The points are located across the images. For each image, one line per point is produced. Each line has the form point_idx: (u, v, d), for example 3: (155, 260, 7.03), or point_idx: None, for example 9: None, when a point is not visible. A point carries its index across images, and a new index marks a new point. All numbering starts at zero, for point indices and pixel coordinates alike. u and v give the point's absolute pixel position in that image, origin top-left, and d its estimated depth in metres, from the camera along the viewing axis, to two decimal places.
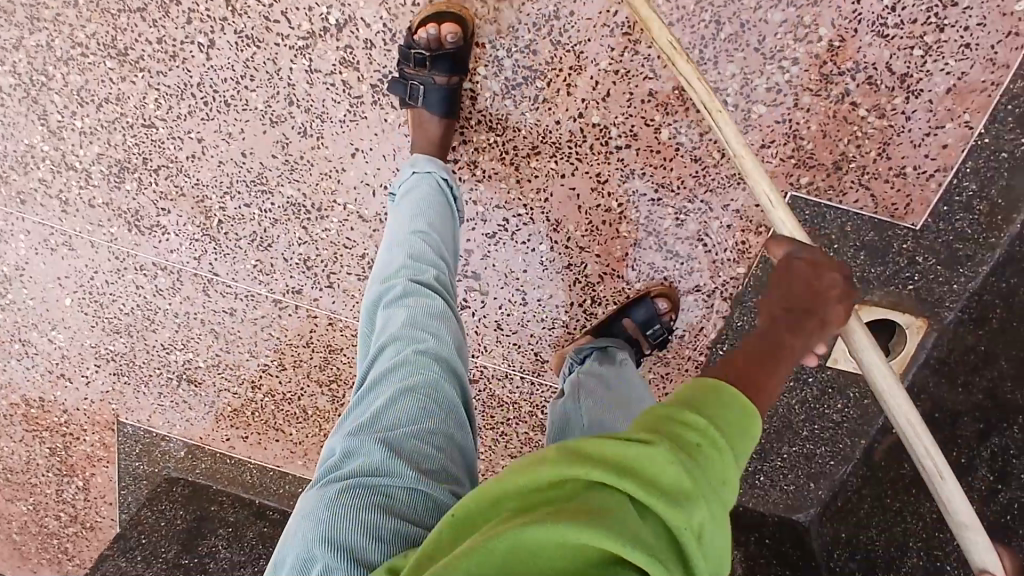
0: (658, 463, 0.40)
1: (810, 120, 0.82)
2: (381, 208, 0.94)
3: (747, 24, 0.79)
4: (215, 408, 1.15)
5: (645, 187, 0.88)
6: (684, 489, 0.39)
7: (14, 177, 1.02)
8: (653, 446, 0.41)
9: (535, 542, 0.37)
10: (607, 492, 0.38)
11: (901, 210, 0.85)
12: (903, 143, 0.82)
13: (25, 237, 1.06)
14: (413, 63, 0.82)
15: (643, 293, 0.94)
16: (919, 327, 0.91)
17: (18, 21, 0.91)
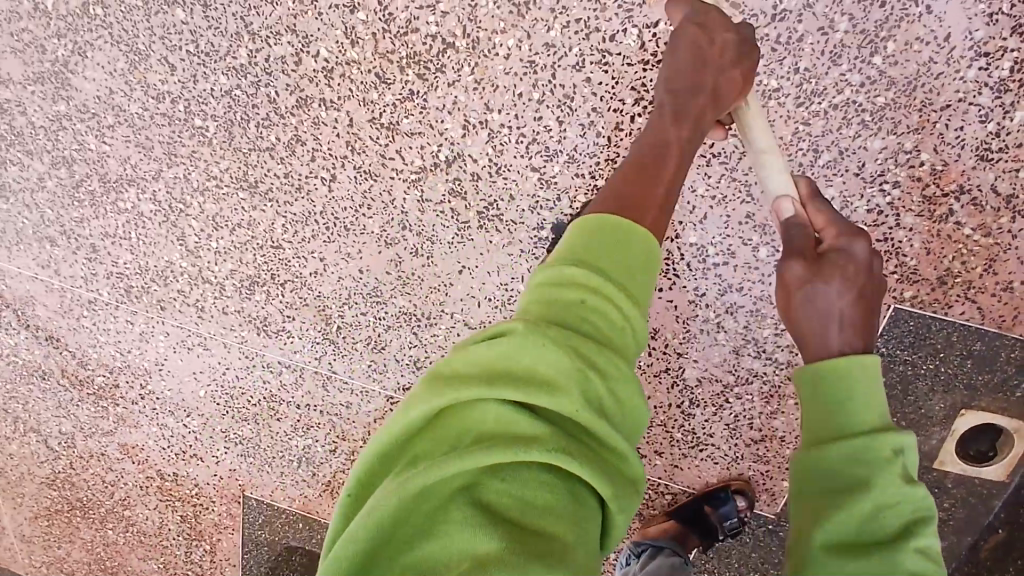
0: (545, 354, 0.56)
1: (913, 238, 0.83)
2: (485, 316, 1.00)
3: (845, 151, 0.81)
4: (329, 487, 1.23)
5: (743, 299, 0.91)
6: (560, 375, 0.56)
7: (155, 288, 1.14)
8: (520, 340, 0.57)
9: (451, 477, 0.55)
10: (493, 416, 0.56)
11: (1010, 322, 0.85)
12: (1012, 259, 0.82)
13: (165, 338, 1.18)
14: None
15: (723, 485, 1.02)
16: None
17: (155, 154, 1.05)
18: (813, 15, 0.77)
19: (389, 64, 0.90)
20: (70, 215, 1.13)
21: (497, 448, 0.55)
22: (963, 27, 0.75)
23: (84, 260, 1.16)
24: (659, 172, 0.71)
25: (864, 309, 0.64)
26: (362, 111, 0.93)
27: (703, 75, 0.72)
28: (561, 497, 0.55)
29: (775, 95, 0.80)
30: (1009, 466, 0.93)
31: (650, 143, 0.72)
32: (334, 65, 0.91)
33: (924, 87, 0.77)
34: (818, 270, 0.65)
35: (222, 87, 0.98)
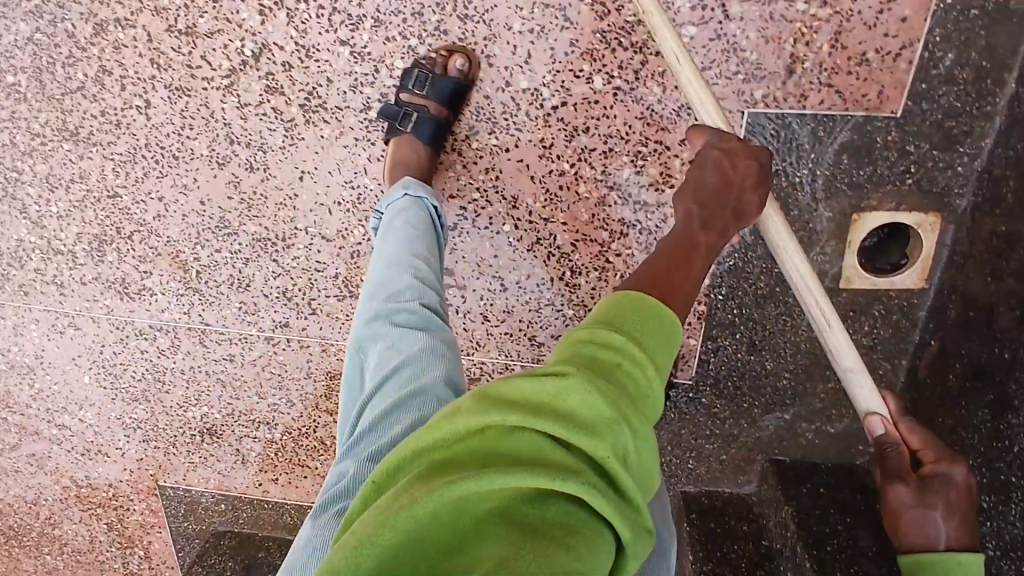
0: (582, 395, 0.41)
1: (747, 28, 0.79)
2: (341, 224, 0.92)
3: None
4: (241, 455, 1.16)
5: (594, 142, 0.84)
6: (603, 418, 0.40)
7: (13, 272, 1.07)
8: (572, 377, 0.42)
9: (471, 500, 0.38)
10: (529, 442, 0.39)
11: (876, 102, 0.80)
12: (856, 27, 0.78)
13: (36, 326, 1.11)
14: (412, 84, 0.82)
15: None
16: (933, 223, 0.84)
17: None
18: None
19: None
20: None
21: (538, 481, 0.37)
22: None
23: None
24: (698, 259, 0.64)
25: (969, 523, 0.63)
26: (157, 22, 0.86)
27: (729, 180, 0.66)
28: (594, 534, 0.38)
29: None
30: (922, 272, 0.87)
31: (665, 262, 0.62)
32: None
33: None
34: (924, 491, 0.63)
35: (21, 33, 0.90)
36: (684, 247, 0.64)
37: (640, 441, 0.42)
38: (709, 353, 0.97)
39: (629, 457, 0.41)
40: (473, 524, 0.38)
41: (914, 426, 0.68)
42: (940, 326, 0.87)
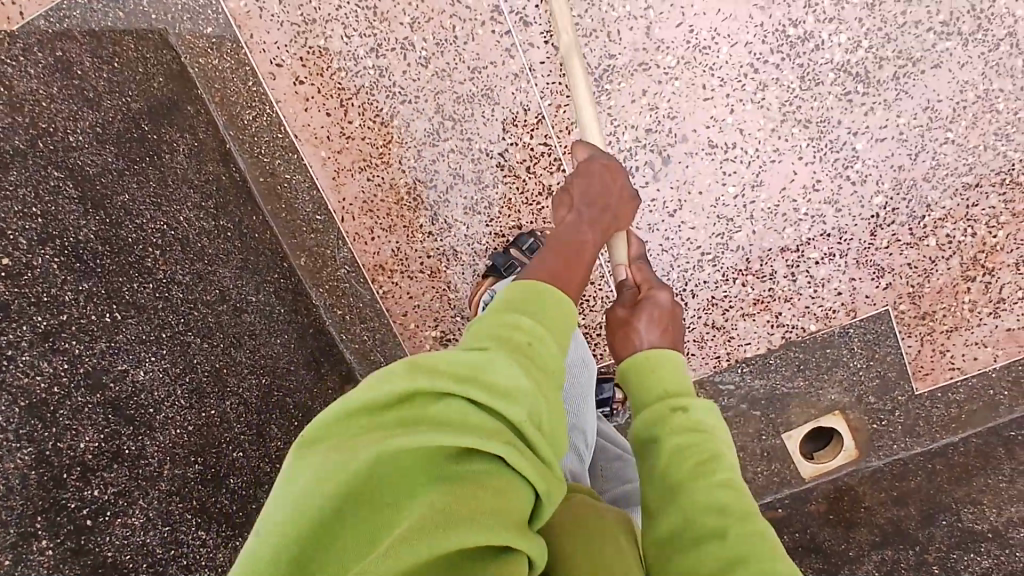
0: (494, 368, 0.45)
1: (943, 275, 1.04)
2: (675, 63, 0.97)
3: (979, 179, 0.99)
4: (304, 27, 0.97)
5: (829, 217, 1.02)
6: (519, 386, 0.45)
7: None
8: (486, 355, 0.46)
9: (402, 453, 0.41)
10: (450, 407, 0.43)
11: (920, 373, 1.08)
12: (963, 337, 1.07)
13: None
14: (522, 247, 1.01)
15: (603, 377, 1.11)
16: (850, 455, 1.12)
17: None
18: None
19: None
20: None
21: (454, 426, 0.42)
22: None
23: None
24: (586, 250, 0.70)
25: (667, 328, 0.73)
26: None
27: (610, 187, 0.79)
28: (517, 494, 0.42)
29: (995, 111, 0.96)
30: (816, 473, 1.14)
31: (567, 248, 0.69)
32: None
33: None
34: (636, 312, 0.74)
35: None
36: (576, 240, 0.71)
37: (553, 407, 0.47)
38: None
39: (545, 427, 0.46)
40: (381, 487, 0.41)
41: (642, 268, 0.83)
42: (794, 505, 1.13)
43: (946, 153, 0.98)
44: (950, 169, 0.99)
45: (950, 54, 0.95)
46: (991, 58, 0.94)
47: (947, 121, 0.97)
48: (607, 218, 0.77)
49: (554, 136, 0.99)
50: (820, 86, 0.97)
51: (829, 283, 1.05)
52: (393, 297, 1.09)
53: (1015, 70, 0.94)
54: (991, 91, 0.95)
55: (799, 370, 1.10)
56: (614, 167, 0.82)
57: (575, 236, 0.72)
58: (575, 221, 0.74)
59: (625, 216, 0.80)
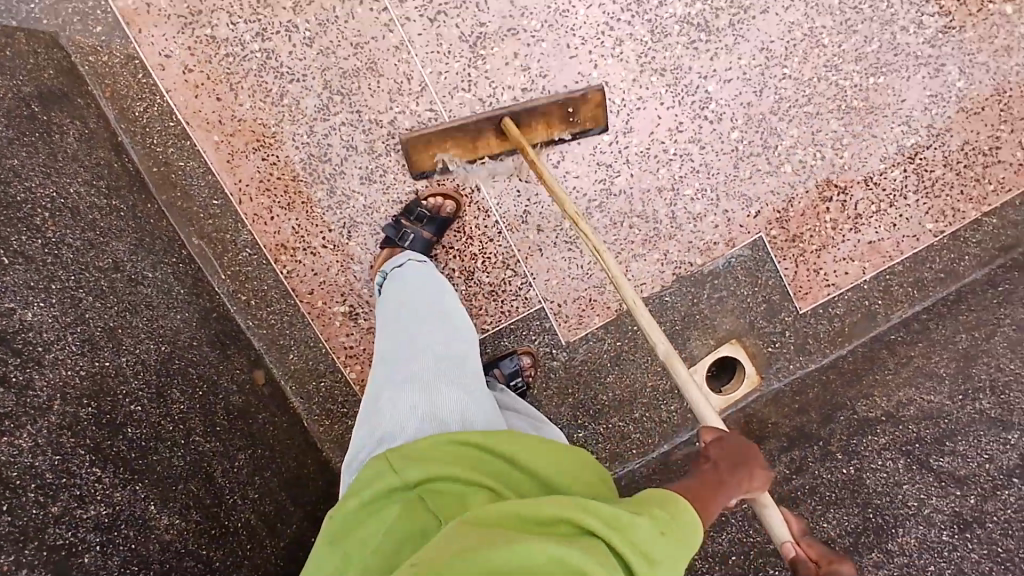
0: (641, 532, 0.53)
1: (804, 198, 1.15)
2: (539, 27, 1.07)
3: (817, 108, 1.12)
4: (193, 18, 1.04)
5: (695, 156, 1.13)
6: (642, 541, 0.52)
7: None
8: (637, 521, 0.54)
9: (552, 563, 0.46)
10: (590, 539, 0.49)
11: (800, 294, 1.18)
12: (832, 254, 1.17)
13: None
14: (411, 216, 1.07)
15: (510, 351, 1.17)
16: (753, 381, 1.19)
17: None
18: (879, 28, 1.11)
19: None
20: None
21: (578, 544, 0.48)
22: (911, 105, 1.13)
23: None
24: (710, 505, 0.69)
25: None
26: None
27: (740, 455, 0.76)
28: None
29: (820, 48, 1.11)
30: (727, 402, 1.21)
31: (691, 495, 0.68)
32: None
33: (879, 114, 1.13)
34: None
35: None
36: (702, 493, 0.69)
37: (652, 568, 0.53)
38: (592, 338, 1.18)
39: None
40: None
41: (813, 542, 0.79)
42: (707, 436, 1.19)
43: (785, 87, 1.11)
44: (793, 99, 1.12)
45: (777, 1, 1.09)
46: (810, 2, 1.10)
47: (783, 59, 1.11)
48: (745, 475, 0.74)
49: (439, 102, 1.07)
50: (670, 38, 1.09)
51: (706, 217, 1.15)
52: (299, 276, 1.11)
53: (829, 11, 1.10)
54: (813, 30, 1.10)
55: (693, 304, 1.18)
56: (752, 447, 0.78)
57: (710, 487, 0.71)
58: (720, 487, 0.72)
59: (760, 485, 0.75)
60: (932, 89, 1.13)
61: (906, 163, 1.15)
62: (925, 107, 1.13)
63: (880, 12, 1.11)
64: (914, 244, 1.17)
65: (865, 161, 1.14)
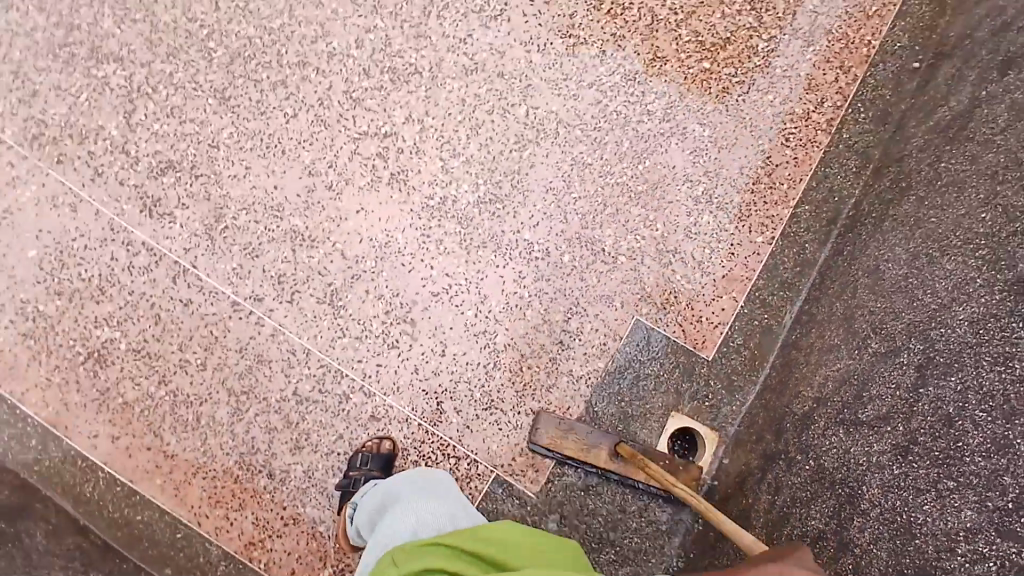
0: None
1: (649, 274, 1.33)
2: (374, 262, 1.28)
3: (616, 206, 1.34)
4: (104, 397, 1.23)
5: (548, 288, 1.31)
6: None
7: (66, 142, 1.27)
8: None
9: None
10: None
11: (699, 344, 1.33)
12: (700, 300, 1.34)
13: (36, 190, 1.26)
14: (357, 464, 1.19)
15: None
16: (711, 437, 1.31)
17: (136, 45, 1.30)
18: (626, 128, 1.36)
19: (368, 62, 1.33)
20: (33, 60, 1.29)
21: None
22: (682, 166, 1.36)
23: (12, 99, 1.28)
24: None
25: None
26: (342, 84, 1.32)
27: None
28: None
29: (590, 165, 1.35)
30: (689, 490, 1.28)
31: None
32: (332, 49, 1.32)
33: (664, 185, 1.36)
34: None
35: (247, 34, 1.32)
36: None
37: None
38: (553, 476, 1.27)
39: None
40: None
41: None
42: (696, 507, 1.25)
43: (581, 205, 1.34)
44: (592, 210, 1.34)
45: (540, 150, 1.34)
46: (564, 138, 1.35)
47: (568, 186, 1.34)
48: None
49: (325, 356, 1.26)
50: (476, 217, 1.32)
51: (584, 330, 1.31)
52: (274, 561, 1.20)
53: (581, 137, 1.35)
54: (577, 156, 1.35)
55: (616, 402, 1.30)
56: None
57: None
58: None
59: None
60: (691, 146, 1.37)
61: (708, 207, 1.36)
62: (694, 161, 1.36)
63: (615, 119, 1.36)
64: (758, 257, 1.35)
65: (676, 222, 1.35)
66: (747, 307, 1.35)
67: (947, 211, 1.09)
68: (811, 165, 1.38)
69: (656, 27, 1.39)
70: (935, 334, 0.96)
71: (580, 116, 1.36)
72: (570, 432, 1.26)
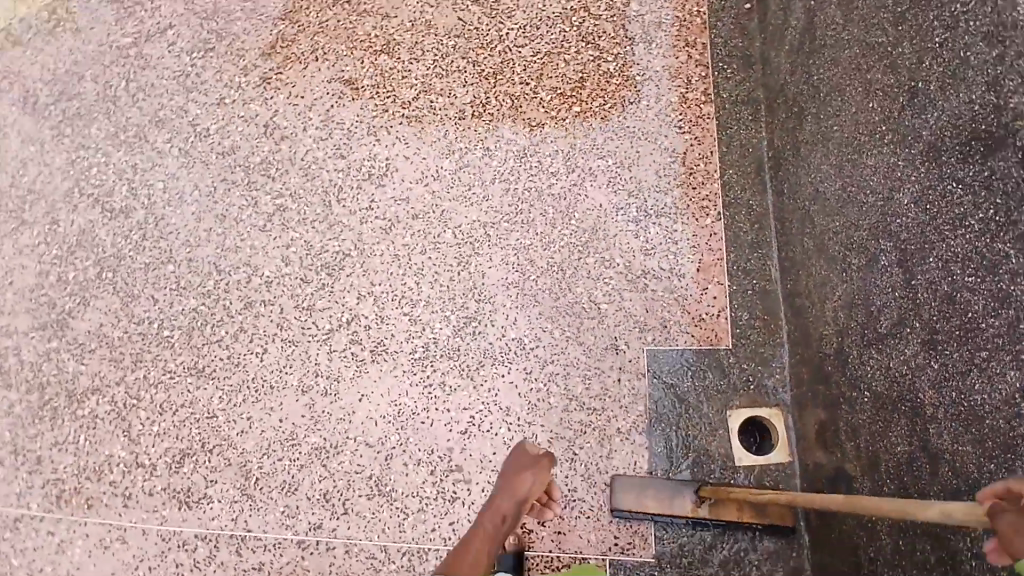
0: None
1: (635, 305, 1.37)
2: (398, 434, 1.32)
3: (572, 265, 1.39)
4: None
5: (557, 368, 1.34)
6: None
7: (88, 485, 1.33)
8: None
9: None
10: None
11: (715, 338, 1.35)
12: (692, 301, 1.37)
13: (82, 542, 1.30)
14: None
15: None
16: (778, 412, 1.32)
17: (106, 370, 1.38)
18: (542, 198, 1.43)
19: (302, 270, 1.41)
20: (26, 433, 1.35)
21: None
22: (608, 201, 1.43)
23: (25, 475, 1.34)
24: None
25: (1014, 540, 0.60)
26: (289, 300, 1.39)
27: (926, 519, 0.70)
28: None
29: (532, 244, 1.41)
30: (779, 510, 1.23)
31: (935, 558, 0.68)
32: (267, 277, 1.41)
33: (603, 225, 1.42)
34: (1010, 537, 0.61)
35: (191, 306, 1.40)
36: None
37: None
38: (660, 531, 1.26)
39: None
40: None
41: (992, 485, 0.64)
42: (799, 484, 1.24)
43: (544, 283, 1.39)
44: (555, 280, 1.39)
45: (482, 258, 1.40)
46: (497, 236, 1.41)
47: (524, 273, 1.39)
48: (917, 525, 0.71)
49: (402, 542, 1.27)
50: (462, 346, 1.36)
51: (609, 385, 1.33)
52: None
53: (510, 228, 1.42)
54: (517, 243, 1.41)
55: (674, 431, 1.31)
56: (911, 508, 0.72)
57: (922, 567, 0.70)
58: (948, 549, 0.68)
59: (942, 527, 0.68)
60: (606, 181, 1.44)
61: (649, 222, 1.42)
62: (615, 191, 1.43)
63: (530, 195, 1.43)
64: (717, 235, 1.41)
65: (631, 249, 1.40)
66: (734, 283, 1.38)
67: (843, 115, 1.14)
68: (712, 136, 1.46)
69: (520, 102, 1.49)
70: (895, 227, 0.99)
71: (500, 210, 1.43)
72: (645, 494, 1.26)
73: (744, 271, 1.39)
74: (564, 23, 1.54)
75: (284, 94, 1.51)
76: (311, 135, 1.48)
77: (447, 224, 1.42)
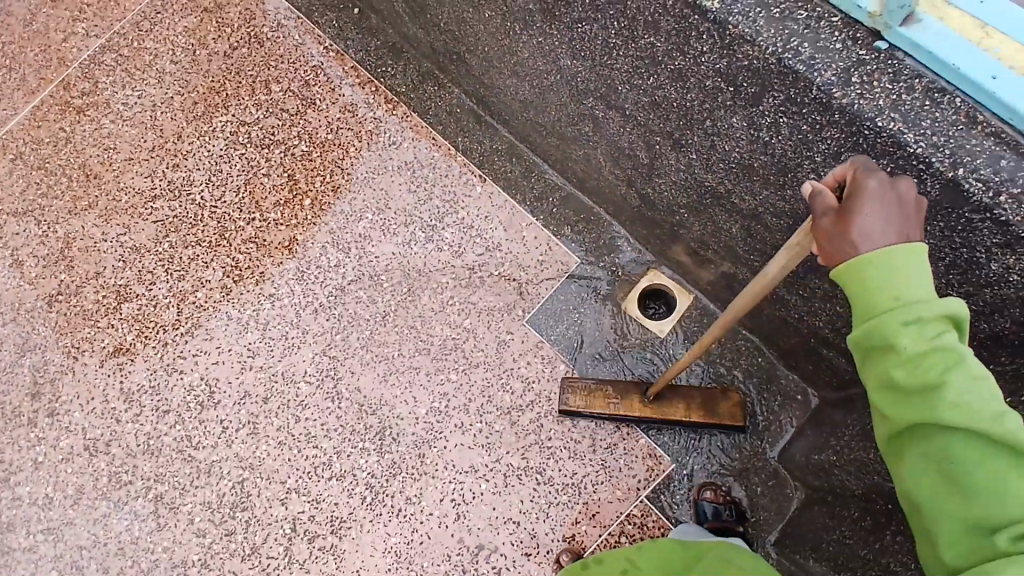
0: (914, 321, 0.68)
1: (487, 298, 1.38)
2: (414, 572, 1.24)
3: (416, 316, 1.38)
4: None
5: (479, 400, 1.33)
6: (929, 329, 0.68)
7: None
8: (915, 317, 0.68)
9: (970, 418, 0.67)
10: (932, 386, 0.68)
11: (563, 265, 1.38)
12: (523, 255, 1.39)
13: None
14: None
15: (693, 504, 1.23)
16: (653, 274, 1.36)
17: None
18: (348, 290, 1.40)
19: (216, 527, 1.30)
20: None
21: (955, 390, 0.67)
22: (396, 245, 1.42)
23: None
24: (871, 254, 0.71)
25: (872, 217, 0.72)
26: (232, 559, 1.28)
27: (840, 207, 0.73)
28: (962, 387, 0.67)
29: (372, 331, 1.38)
30: (733, 406, 1.25)
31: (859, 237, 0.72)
32: (193, 561, 1.28)
33: (411, 265, 1.41)
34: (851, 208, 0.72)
35: None
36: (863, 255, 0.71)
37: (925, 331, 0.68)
38: (662, 435, 1.28)
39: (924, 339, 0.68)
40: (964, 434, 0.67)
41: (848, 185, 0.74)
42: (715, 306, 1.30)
43: (409, 349, 1.36)
44: (416, 339, 1.37)
45: (346, 377, 1.36)
46: (342, 350, 1.37)
47: (387, 357, 1.36)
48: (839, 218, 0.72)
49: None
50: (396, 458, 1.31)
51: (526, 374, 1.33)
52: None
53: (344, 335, 1.38)
54: (362, 341, 1.37)
55: (599, 359, 1.33)
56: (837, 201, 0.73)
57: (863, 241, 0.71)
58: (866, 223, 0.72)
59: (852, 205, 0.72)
60: (380, 232, 1.43)
61: (441, 230, 1.42)
62: (395, 233, 1.43)
63: (336, 297, 1.40)
64: (494, 193, 1.43)
65: (446, 262, 1.40)
66: (539, 214, 1.41)
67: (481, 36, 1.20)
68: (423, 129, 1.49)
69: (261, 237, 1.45)
70: (584, 85, 1.10)
71: (326, 330, 1.39)
72: (593, 399, 1.28)
73: (537, 200, 1.42)
74: (238, 149, 1.51)
75: (78, 408, 1.39)
76: (128, 421, 1.38)
77: (294, 379, 1.36)
